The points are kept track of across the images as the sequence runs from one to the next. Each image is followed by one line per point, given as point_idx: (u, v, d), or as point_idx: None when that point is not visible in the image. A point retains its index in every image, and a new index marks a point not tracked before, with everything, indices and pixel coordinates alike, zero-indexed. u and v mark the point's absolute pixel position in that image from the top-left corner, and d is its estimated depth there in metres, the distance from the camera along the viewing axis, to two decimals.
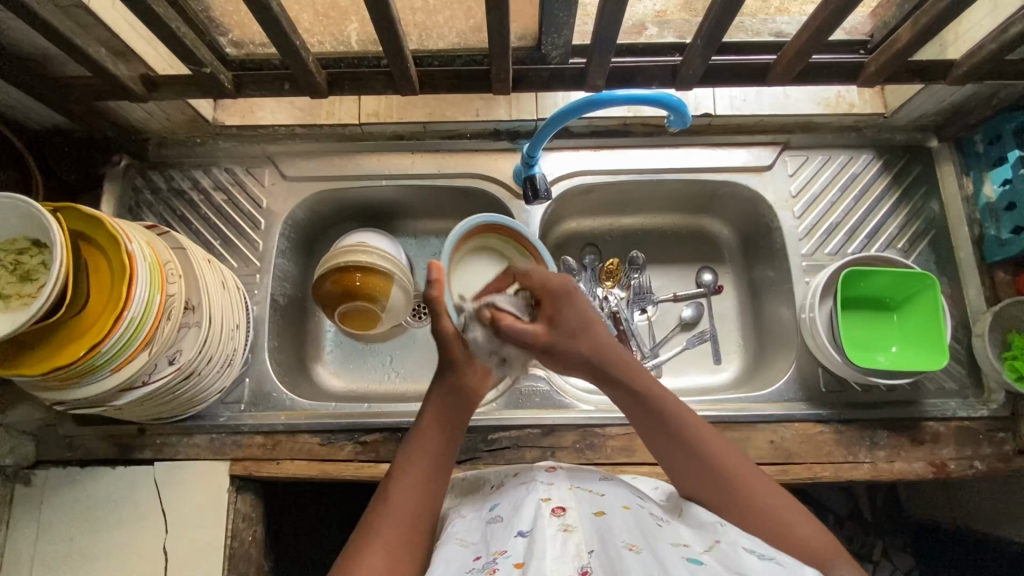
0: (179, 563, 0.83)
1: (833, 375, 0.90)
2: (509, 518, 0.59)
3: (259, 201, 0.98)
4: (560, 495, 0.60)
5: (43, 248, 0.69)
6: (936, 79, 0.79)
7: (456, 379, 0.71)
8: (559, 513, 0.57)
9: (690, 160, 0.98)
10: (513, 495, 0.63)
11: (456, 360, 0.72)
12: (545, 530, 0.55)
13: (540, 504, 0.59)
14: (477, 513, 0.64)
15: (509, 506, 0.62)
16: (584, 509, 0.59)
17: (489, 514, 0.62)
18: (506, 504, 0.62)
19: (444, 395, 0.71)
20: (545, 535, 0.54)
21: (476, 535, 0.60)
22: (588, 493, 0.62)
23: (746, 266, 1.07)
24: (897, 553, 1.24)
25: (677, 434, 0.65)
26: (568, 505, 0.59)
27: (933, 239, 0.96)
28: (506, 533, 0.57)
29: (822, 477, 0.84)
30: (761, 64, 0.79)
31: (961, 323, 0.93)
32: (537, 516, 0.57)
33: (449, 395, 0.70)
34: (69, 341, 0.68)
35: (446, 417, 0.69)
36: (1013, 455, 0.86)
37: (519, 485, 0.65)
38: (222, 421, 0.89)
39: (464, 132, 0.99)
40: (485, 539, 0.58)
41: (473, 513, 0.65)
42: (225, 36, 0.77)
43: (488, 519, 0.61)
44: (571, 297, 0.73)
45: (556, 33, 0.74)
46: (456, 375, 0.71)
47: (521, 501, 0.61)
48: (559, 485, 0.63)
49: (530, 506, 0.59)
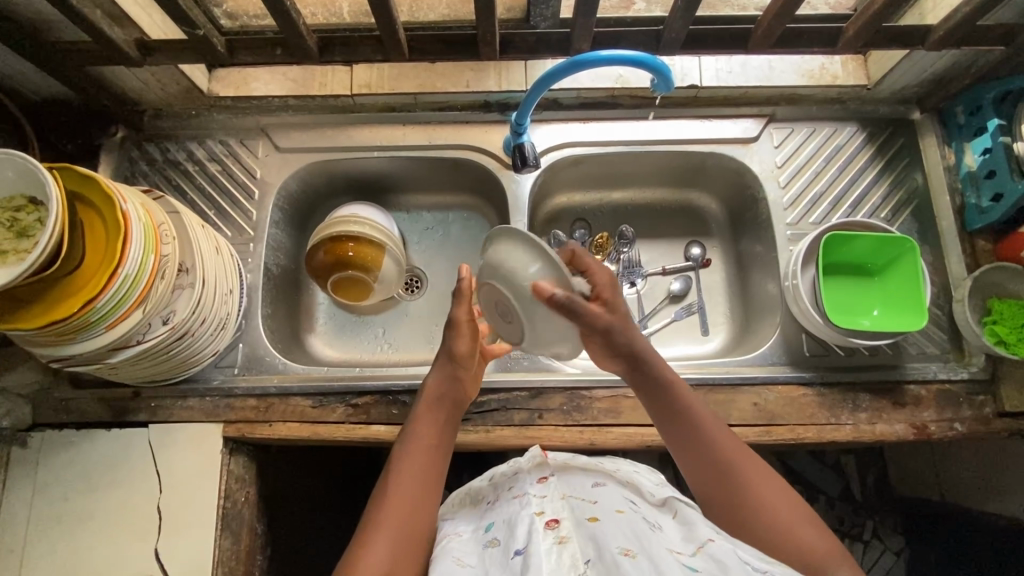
0: (173, 522, 0.85)
1: (817, 340, 0.92)
2: (507, 539, 0.58)
3: (253, 171, 1.00)
4: (552, 508, 0.60)
5: (39, 205, 0.71)
6: (914, 45, 0.81)
7: (451, 372, 0.76)
8: (553, 525, 0.57)
9: (677, 131, 1.00)
10: (507, 512, 0.62)
11: (456, 353, 0.75)
12: (539, 545, 0.55)
13: (534, 519, 0.59)
14: (474, 532, 0.63)
15: (505, 526, 0.61)
16: (577, 517, 0.59)
17: (487, 535, 0.61)
18: (501, 523, 0.61)
19: (438, 387, 0.75)
20: (540, 549, 0.54)
21: (474, 556, 0.59)
22: (580, 501, 0.62)
23: (734, 239, 1.09)
24: (888, 533, 1.26)
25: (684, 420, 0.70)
26: (561, 517, 0.59)
27: (915, 209, 0.98)
28: (504, 557, 0.56)
29: (805, 438, 0.86)
30: (743, 30, 0.81)
31: (942, 290, 0.94)
32: (531, 531, 0.57)
33: (442, 385, 0.76)
34: (65, 298, 0.70)
35: (439, 410, 0.74)
36: (993, 417, 0.88)
37: (513, 499, 0.64)
38: (216, 384, 0.90)
39: (455, 104, 1.01)
40: (484, 563, 0.57)
41: (470, 531, 0.64)
42: (220, 7, 0.84)
43: (485, 542, 0.60)
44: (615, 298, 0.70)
45: (544, 4, 0.76)
46: (452, 367, 0.76)
47: (515, 518, 0.60)
48: (552, 495, 0.63)
49: (523, 522, 0.59)
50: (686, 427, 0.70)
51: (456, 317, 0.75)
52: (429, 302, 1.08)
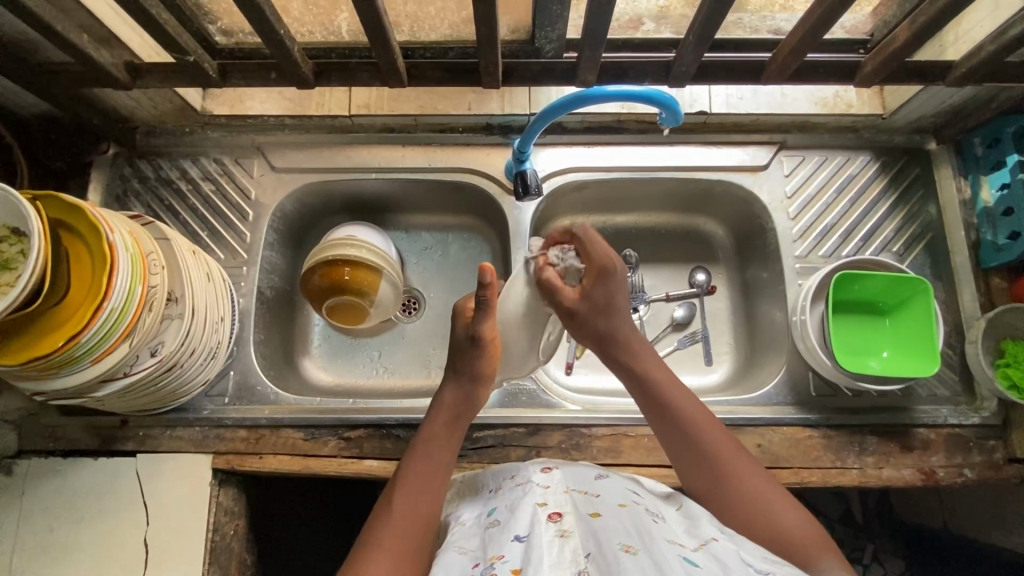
0: (160, 556, 0.83)
1: (824, 380, 0.89)
2: (507, 522, 0.58)
3: (247, 191, 0.97)
4: (556, 500, 0.60)
5: (22, 236, 0.68)
6: (933, 80, 0.78)
7: (470, 387, 0.73)
8: (555, 518, 0.57)
9: (684, 158, 0.97)
10: (510, 498, 0.62)
11: (485, 373, 0.73)
12: (541, 536, 0.54)
13: (536, 509, 0.58)
14: (477, 518, 0.64)
15: (507, 510, 0.61)
16: (580, 512, 0.59)
17: (489, 518, 0.62)
18: (503, 507, 0.61)
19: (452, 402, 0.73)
20: (542, 540, 0.53)
21: (475, 541, 0.59)
22: (584, 495, 0.62)
23: (740, 268, 1.06)
24: (888, 556, 1.19)
25: (677, 420, 0.69)
26: (564, 511, 0.58)
27: (929, 243, 0.95)
28: (503, 538, 0.56)
29: (809, 482, 0.84)
30: (756, 62, 0.78)
31: (954, 329, 0.92)
32: (534, 520, 0.57)
33: (459, 397, 0.72)
34: (47, 332, 0.67)
35: (451, 427, 0.71)
36: (1004, 463, 0.86)
37: (515, 486, 0.64)
38: (207, 414, 0.88)
39: (456, 126, 0.98)
40: (483, 545, 0.58)
41: (473, 519, 0.64)
42: (214, 24, 0.77)
43: (486, 525, 0.61)
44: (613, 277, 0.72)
45: (549, 27, 0.73)
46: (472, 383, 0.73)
47: (517, 505, 0.60)
48: (556, 488, 0.63)
49: (526, 510, 0.58)
50: (683, 428, 0.68)
51: (485, 333, 0.70)
52: (427, 327, 1.05)
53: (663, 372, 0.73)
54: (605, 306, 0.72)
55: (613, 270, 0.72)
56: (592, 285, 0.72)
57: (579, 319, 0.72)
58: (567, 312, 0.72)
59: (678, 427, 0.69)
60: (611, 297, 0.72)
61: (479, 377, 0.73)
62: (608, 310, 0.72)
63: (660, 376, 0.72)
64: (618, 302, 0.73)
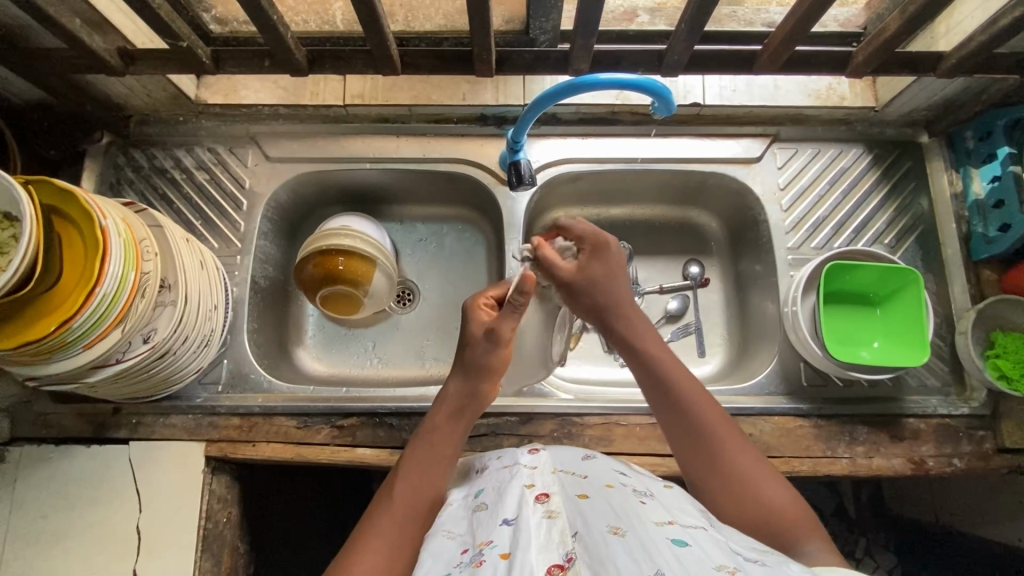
0: (152, 544, 0.83)
1: (815, 370, 0.90)
2: (495, 505, 0.59)
3: (242, 181, 0.98)
4: (543, 482, 0.60)
5: (14, 221, 0.68)
6: (924, 71, 0.79)
7: (474, 386, 0.71)
8: (543, 499, 0.57)
9: (678, 150, 0.97)
10: (497, 480, 0.63)
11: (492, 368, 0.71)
12: (529, 518, 0.54)
13: (524, 491, 0.59)
14: (464, 501, 0.64)
15: (494, 492, 0.61)
16: (567, 492, 0.59)
17: (476, 501, 0.62)
18: (491, 490, 0.62)
19: (453, 400, 0.71)
20: (529, 523, 0.53)
21: (463, 525, 0.59)
22: (571, 476, 0.62)
23: (733, 259, 1.06)
24: (879, 550, 1.17)
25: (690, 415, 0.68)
26: (551, 491, 0.59)
27: (920, 235, 0.95)
28: (492, 522, 0.56)
29: (800, 471, 0.84)
30: (748, 52, 0.79)
31: (945, 320, 0.92)
32: (521, 502, 0.57)
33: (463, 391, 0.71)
34: (37, 317, 0.66)
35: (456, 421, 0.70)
36: (993, 453, 0.86)
37: (502, 469, 0.65)
38: (199, 402, 0.88)
39: (451, 116, 0.99)
40: (472, 529, 0.58)
41: (461, 500, 0.65)
42: (208, 12, 0.79)
43: (474, 508, 0.61)
44: (614, 252, 0.75)
45: (543, 16, 0.73)
46: (478, 382, 0.71)
47: (506, 487, 0.61)
48: (543, 469, 0.63)
49: (513, 492, 0.59)
50: (672, 399, 0.69)
51: (500, 333, 0.70)
52: (422, 317, 1.06)
53: (688, 379, 0.70)
54: (605, 275, 0.73)
55: (610, 241, 0.75)
56: (587, 259, 0.74)
57: (574, 291, 0.74)
58: (561, 283, 0.74)
59: (692, 418, 0.68)
60: (610, 269, 0.74)
61: (487, 373, 0.71)
62: (609, 279, 0.73)
63: (671, 369, 0.70)
64: (620, 274, 0.74)
